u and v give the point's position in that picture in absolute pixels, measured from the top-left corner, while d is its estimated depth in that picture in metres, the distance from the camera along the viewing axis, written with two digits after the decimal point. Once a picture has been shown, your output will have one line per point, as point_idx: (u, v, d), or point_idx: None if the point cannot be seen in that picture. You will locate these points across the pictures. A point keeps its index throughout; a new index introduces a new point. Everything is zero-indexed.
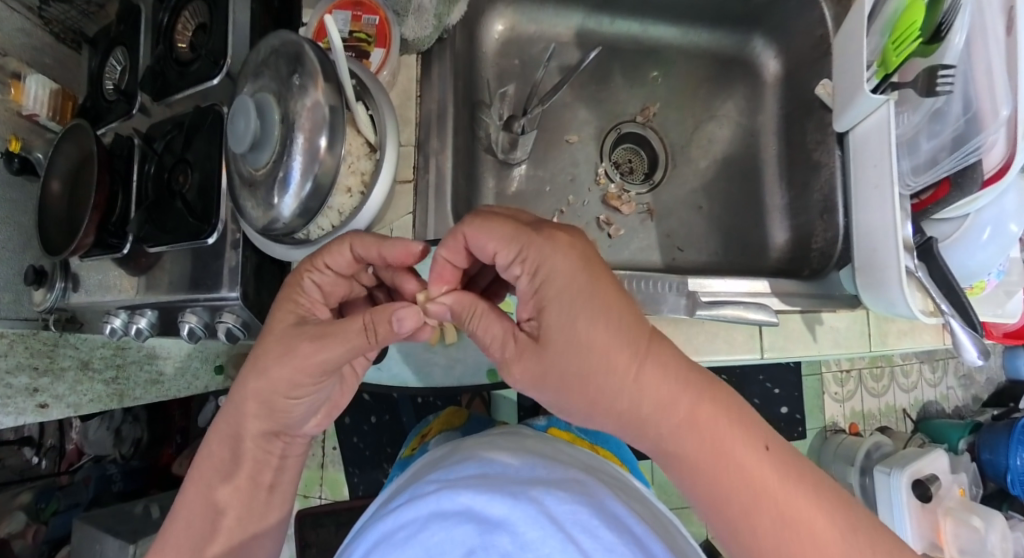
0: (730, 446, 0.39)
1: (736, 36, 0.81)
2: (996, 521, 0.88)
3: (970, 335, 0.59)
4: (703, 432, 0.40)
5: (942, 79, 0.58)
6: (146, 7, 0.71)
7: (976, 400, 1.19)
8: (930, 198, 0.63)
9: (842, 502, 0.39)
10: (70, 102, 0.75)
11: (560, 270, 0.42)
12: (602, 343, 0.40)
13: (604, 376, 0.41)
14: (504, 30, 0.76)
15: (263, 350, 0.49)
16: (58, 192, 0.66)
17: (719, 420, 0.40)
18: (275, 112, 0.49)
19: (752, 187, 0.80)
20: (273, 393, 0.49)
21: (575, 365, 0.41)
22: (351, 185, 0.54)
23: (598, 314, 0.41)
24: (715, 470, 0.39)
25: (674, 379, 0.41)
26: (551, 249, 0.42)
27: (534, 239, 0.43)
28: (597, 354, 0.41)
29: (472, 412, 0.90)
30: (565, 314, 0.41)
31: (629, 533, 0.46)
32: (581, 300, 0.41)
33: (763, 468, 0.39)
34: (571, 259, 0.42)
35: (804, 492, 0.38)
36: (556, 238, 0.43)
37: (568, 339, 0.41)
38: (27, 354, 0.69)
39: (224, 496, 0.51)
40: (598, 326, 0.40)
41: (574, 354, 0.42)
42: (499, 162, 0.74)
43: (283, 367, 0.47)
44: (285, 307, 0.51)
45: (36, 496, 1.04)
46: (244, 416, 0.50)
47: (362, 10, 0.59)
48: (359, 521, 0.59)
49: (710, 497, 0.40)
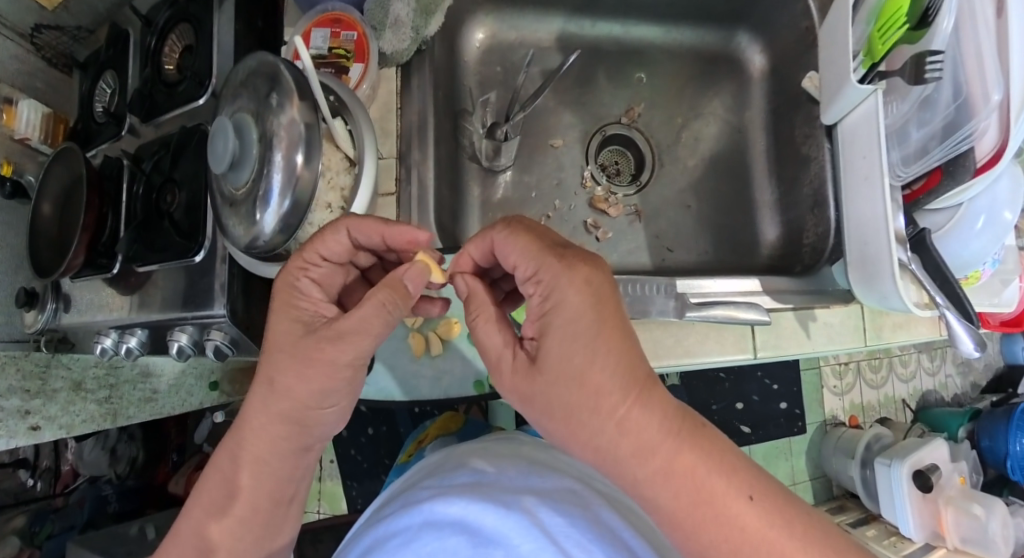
0: (712, 497, 0.38)
1: (720, 33, 0.80)
2: (997, 507, 0.87)
3: (964, 326, 0.59)
4: (687, 485, 0.38)
5: (931, 66, 0.56)
6: (134, 31, 0.72)
7: (976, 387, 1.18)
8: (921, 188, 0.63)
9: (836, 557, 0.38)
10: (62, 125, 0.75)
11: (572, 304, 0.41)
12: (594, 381, 0.39)
13: (588, 414, 0.40)
14: (484, 38, 0.76)
15: (278, 369, 0.47)
16: (50, 214, 0.67)
17: (704, 471, 0.38)
18: (253, 133, 0.49)
19: (742, 185, 0.80)
20: (300, 409, 0.48)
21: (565, 396, 0.41)
22: (331, 200, 0.54)
23: (594, 353, 0.40)
24: (696, 516, 0.38)
25: (658, 421, 0.39)
26: (566, 279, 0.41)
27: (554, 266, 0.42)
28: (587, 391, 0.40)
29: (469, 417, 0.90)
30: (564, 346, 0.41)
31: (622, 546, 0.46)
32: (583, 337, 0.40)
33: (749, 519, 0.38)
34: (583, 297, 0.41)
35: (792, 546, 0.37)
36: (575, 270, 0.42)
37: (563, 370, 0.41)
38: (19, 377, 0.66)
39: (220, 518, 0.51)
40: (593, 363, 0.40)
41: (565, 384, 0.41)
42: (483, 169, 0.74)
43: (313, 370, 0.46)
44: (286, 316, 0.49)
45: (30, 521, 1.01)
46: (263, 434, 0.49)
47: (341, 27, 0.59)
48: (356, 528, 0.59)
49: (688, 542, 0.39)
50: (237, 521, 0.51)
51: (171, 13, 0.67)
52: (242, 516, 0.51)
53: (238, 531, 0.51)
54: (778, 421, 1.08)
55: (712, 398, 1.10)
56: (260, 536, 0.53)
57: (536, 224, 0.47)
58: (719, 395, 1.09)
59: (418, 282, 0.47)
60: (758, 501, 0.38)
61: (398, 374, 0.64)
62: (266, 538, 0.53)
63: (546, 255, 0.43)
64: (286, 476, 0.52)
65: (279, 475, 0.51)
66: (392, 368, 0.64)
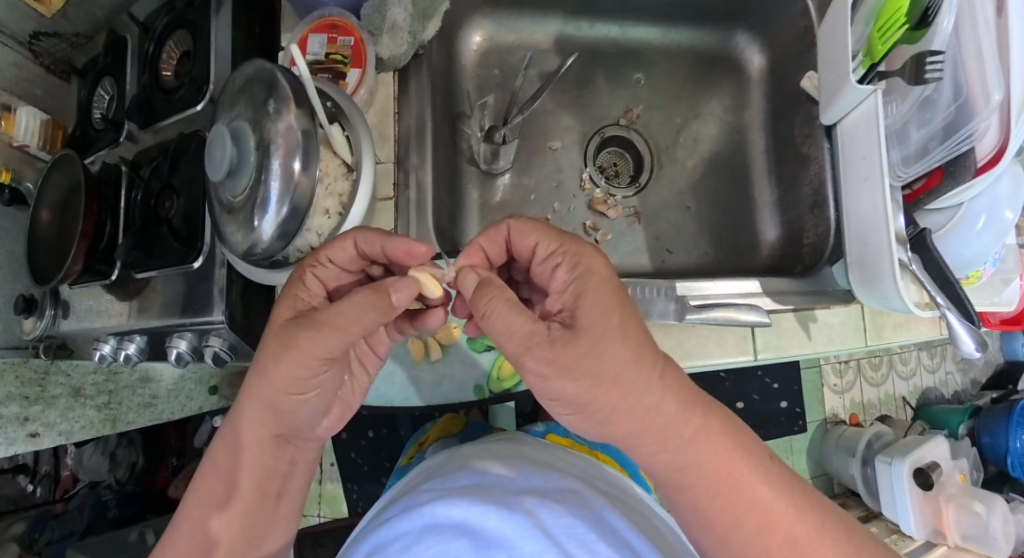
0: (732, 461, 0.40)
1: (718, 33, 0.80)
2: (997, 504, 0.86)
3: (966, 326, 0.58)
4: (711, 449, 0.40)
5: (931, 66, 0.55)
6: (133, 38, 0.72)
7: (976, 384, 1.18)
8: (922, 188, 0.63)
9: (840, 532, 0.40)
10: (61, 132, 0.75)
11: (599, 270, 0.43)
12: (632, 340, 0.40)
13: (632, 372, 0.39)
14: (482, 42, 0.76)
15: (264, 351, 0.48)
16: (49, 221, 0.66)
17: (723, 435, 0.41)
18: (251, 139, 0.49)
19: (741, 185, 0.79)
20: (275, 393, 0.48)
21: (611, 353, 0.39)
22: (328, 206, 0.54)
23: (629, 313, 0.41)
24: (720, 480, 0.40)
25: (685, 389, 0.41)
26: (591, 251, 0.44)
27: (578, 240, 0.45)
28: (631, 348, 0.40)
29: (470, 418, 0.89)
30: (605, 303, 0.41)
31: (625, 546, 0.45)
32: (615, 297, 0.41)
33: (764, 481, 0.40)
34: (607, 266, 0.44)
35: (800, 509, 0.40)
36: (594, 247, 0.45)
37: (607, 325, 0.40)
38: (18, 383, 0.67)
39: (219, 513, 0.50)
40: (630, 322, 0.41)
41: (611, 341, 0.39)
42: (482, 173, 0.74)
43: (285, 355, 0.46)
44: (285, 303, 0.49)
45: (30, 526, 1.04)
46: (247, 419, 0.50)
47: (338, 33, 0.59)
48: (357, 530, 0.58)
49: (723, 508, 0.40)
50: (237, 511, 0.51)
51: (170, 20, 0.68)
52: (244, 509, 0.51)
53: (235, 523, 0.51)
54: (778, 420, 1.08)
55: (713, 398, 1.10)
56: (256, 529, 0.52)
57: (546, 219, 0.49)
58: (720, 395, 1.09)
59: (405, 293, 0.45)
60: (769, 465, 0.41)
61: (396, 380, 0.64)
62: (265, 533, 0.53)
63: (566, 235, 0.45)
64: (270, 465, 0.53)
65: (263, 463, 0.52)
66: (391, 372, 0.64)
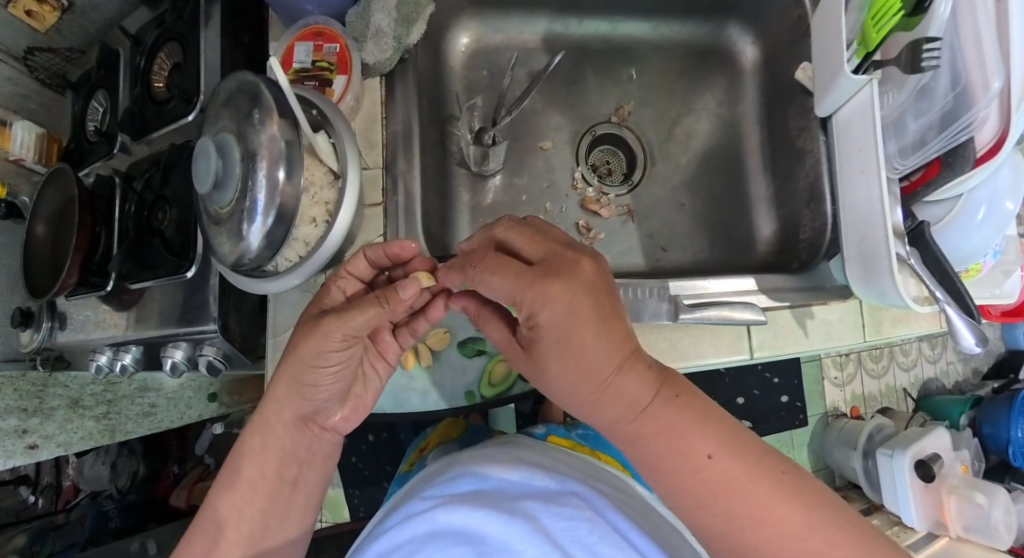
0: (709, 465, 0.39)
1: (709, 26, 0.79)
2: (999, 495, 0.86)
3: (965, 320, 0.56)
4: (667, 436, 0.40)
5: (928, 54, 0.55)
6: (124, 51, 0.72)
7: (976, 373, 1.16)
8: (920, 179, 0.62)
9: (815, 513, 0.38)
10: (56, 145, 0.76)
11: (553, 314, 0.41)
12: (584, 356, 0.41)
13: (583, 381, 0.42)
14: (469, 43, 0.75)
15: (293, 335, 0.51)
16: (45, 235, 0.67)
17: (700, 451, 0.39)
18: (236, 150, 0.49)
19: (735, 179, 0.79)
20: (301, 373, 0.50)
21: (568, 368, 0.42)
22: (315, 215, 0.53)
23: (588, 336, 0.41)
24: (699, 498, 0.39)
25: (648, 383, 0.42)
26: (555, 285, 0.40)
27: (531, 286, 0.41)
28: (580, 369, 0.42)
29: (469, 421, 0.88)
30: (556, 341, 0.42)
31: (629, 546, 0.45)
32: (576, 325, 0.41)
33: (757, 495, 0.38)
34: (567, 300, 0.40)
35: (768, 487, 0.38)
36: (552, 288, 0.40)
37: (559, 352, 0.42)
38: (15, 396, 0.67)
39: (228, 493, 0.52)
40: (587, 346, 0.41)
41: (565, 363, 0.42)
42: (473, 175, 0.73)
43: (312, 331, 0.49)
44: (311, 308, 0.52)
45: (31, 539, 1.03)
46: (276, 401, 0.51)
47: (323, 40, 0.59)
48: (366, 529, 0.57)
49: (681, 493, 0.40)
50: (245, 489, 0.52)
51: (159, 33, 0.68)
52: (251, 513, 0.52)
53: (249, 507, 0.52)
54: (779, 414, 1.08)
55: (714, 395, 1.10)
56: (268, 518, 0.53)
57: (515, 247, 0.46)
58: (720, 391, 1.09)
59: (409, 289, 0.49)
60: (757, 476, 0.39)
61: (387, 387, 0.62)
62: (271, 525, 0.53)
63: (522, 279, 0.42)
64: (289, 449, 0.53)
65: (278, 442, 0.53)
66: None
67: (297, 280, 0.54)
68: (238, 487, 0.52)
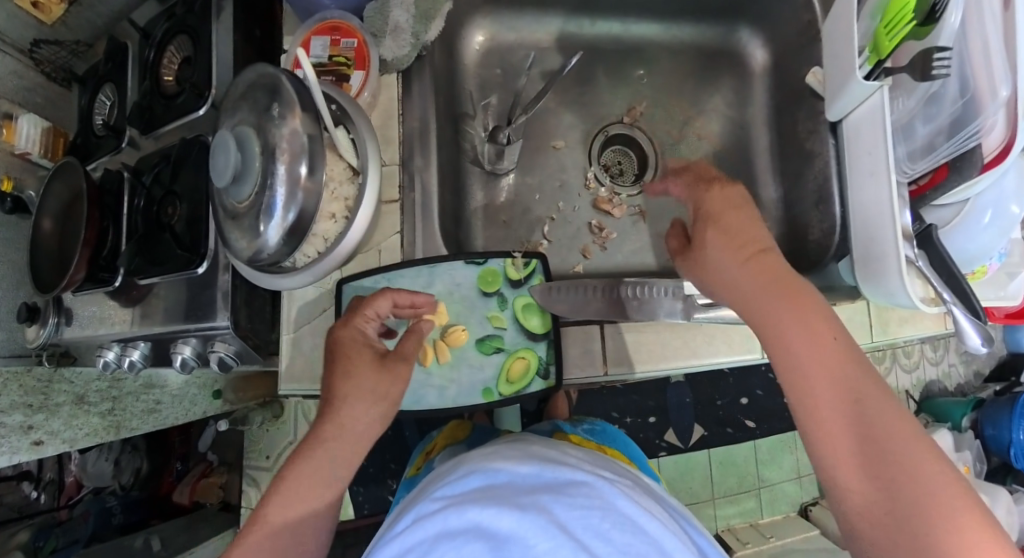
0: (829, 360, 0.41)
1: (720, 28, 0.79)
2: (1002, 496, 0.89)
3: (971, 321, 0.57)
4: (802, 317, 0.43)
5: (938, 62, 0.56)
6: (133, 44, 0.72)
7: (977, 375, 1.18)
8: (928, 183, 0.62)
9: (915, 437, 0.38)
10: (62, 139, 0.75)
11: (718, 203, 0.48)
12: (735, 235, 0.47)
13: (727, 258, 0.47)
14: (483, 41, 0.75)
15: (363, 366, 0.53)
16: (50, 230, 0.66)
17: (821, 334, 0.42)
18: (255, 145, 0.48)
19: (746, 180, 0.79)
20: (382, 398, 0.53)
21: (715, 248, 0.47)
22: (334, 210, 0.53)
23: (738, 226, 0.47)
24: (815, 387, 0.41)
25: (784, 275, 0.45)
26: (727, 188, 0.49)
27: (712, 187, 0.49)
28: (734, 249, 0.47)
29: (475, 422, 0.87)
30: (714, 226, 0.48)
31: (643, 533, 0.44)
32: (725, 210, 0.48)
33: (868, 399, 0.39)
34: (727, 194, 0.48)
35: (878, 399, 0.39)
36: (725, 190, 0.49)
37: (709, 237, 0.48)
38: (21, 392, 0.65)
39: (294, 465, 0.52)
40: (738, 230, 0.47)
41: (719, 244, 0.47)
42: (486, 173, 0.73)
43: (360, 391, 0.52)
44: (356, 344, 0.54)
45: (34, 535, 0.97)
46: (348, 406, 0.52)
47: (340, 35, 0.59)
48: (381, 528, 0.56)
49: (796, 378, 0.42)
50: (292, 483, 0.51)
51: (169, 26, 0.67)
52: (301, 497, 0.50)
53: (302, 488, 0.51)
54: (781, 414, 1.10)
55: (717, 394, 1.12)
56: (315, 507, 0.51)
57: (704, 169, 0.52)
58: (723, 390, 1.11)
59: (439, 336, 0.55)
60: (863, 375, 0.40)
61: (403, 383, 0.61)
62: (301, 530, 0.50)
63: (696, 183, 0.50)
64: (352, 452, 0.53)
65: (342, 443, 0.52)
66: None
67: (313, 278, 0.55)
68: (301, 463, 0.51)
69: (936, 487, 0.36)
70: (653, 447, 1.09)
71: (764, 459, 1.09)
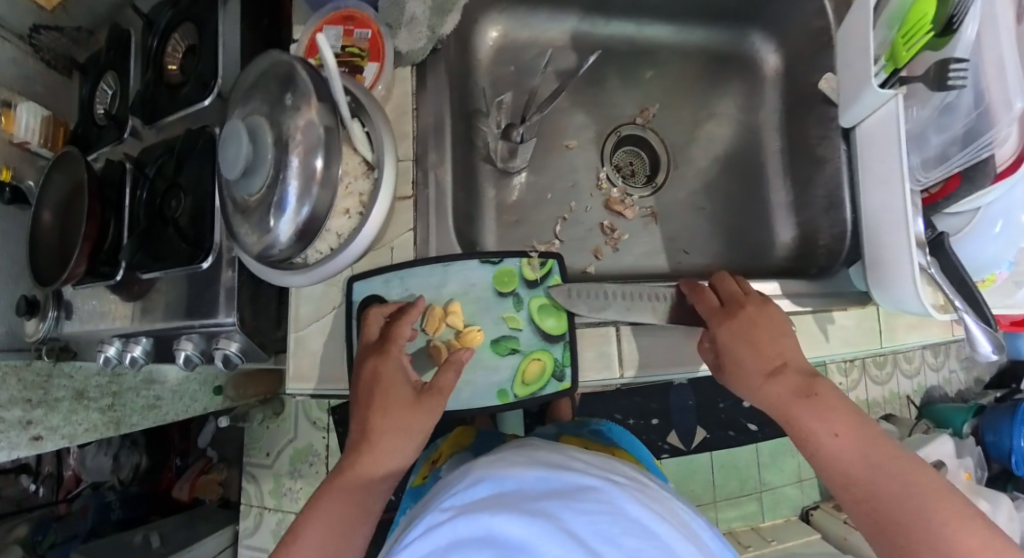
0: (855, 452, 0.47)
1: (733, 31, 0.79)
2: (1004, 501, 0.89)
3: (983, 329, 0.57)
4: (823, 415, 0.49)
5: (955, 72, 0.55)
6: (136, 33, 0.70)
7: (978, 382, 1.18)
8: (940, 191, 0.61)
9: (943, 509, 0.43)
10: (62, 128, 0.73)
11: (734, 322, 0.54)
12: (756, 351, 0.53)
13: (751, 371, 0.52)
14: (497, 37, 0.74)
15: (388, 396, 0.52)
16: (50, 223, 0.64)
17: (833, 427, 0.48)
18: (267, 136, 0.47)
19: (758, 184, 0.78)
20: (408, 431, 0.52)
21: (739, 364, 0.53)
22: (348, 206, 0.52)
23: (756, 342, 0.53)
24: (851, 479, 0.47)
25: (805, 379, 0.51)
26: (750, 307, 0.55)
27: (732, 308, 0.56)
28: (758, 363, 0.52)
29: (480, 427, 0.87)
30: (733, 343, 0.54)
31: (654, 538, 0.44)
32: (744, 327, 0.54)
33: (895, 484, 0.45)
34: (747, 313, 0.55)
35: (906, 484, 0.45)
36: (746, 310, 0.55)
37: (731, 353, 0.54)
38: (20, 387, 0.64)
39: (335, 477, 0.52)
40: (758, 345, 0.53)
41: (742, 359, 0.53)
42: (498, 171, 0.73)
43: (393, 429, 0.52)
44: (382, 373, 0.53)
45: (33, 529, 1.01)
46: (378, 435, 0.52)
47: (353, 25, 0.58)
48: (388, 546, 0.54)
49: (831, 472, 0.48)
50: (333, 495, 0.51)
51: (174, 15, 0.66)
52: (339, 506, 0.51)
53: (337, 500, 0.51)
54: None
55: (720, 396, 1.12)
56: (351, 518, 0.51)
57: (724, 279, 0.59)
58: (727, 393, 1.11)
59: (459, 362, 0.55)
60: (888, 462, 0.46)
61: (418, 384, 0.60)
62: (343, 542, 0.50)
63: (715, 309, 0.56)
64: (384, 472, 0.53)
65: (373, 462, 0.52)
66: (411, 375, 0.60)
67: (308, 279, 0.54)
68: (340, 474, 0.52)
69: (960, 534, 0.42)
70: (656, 449, 1.08)
71: (766, 462, 1.09)
